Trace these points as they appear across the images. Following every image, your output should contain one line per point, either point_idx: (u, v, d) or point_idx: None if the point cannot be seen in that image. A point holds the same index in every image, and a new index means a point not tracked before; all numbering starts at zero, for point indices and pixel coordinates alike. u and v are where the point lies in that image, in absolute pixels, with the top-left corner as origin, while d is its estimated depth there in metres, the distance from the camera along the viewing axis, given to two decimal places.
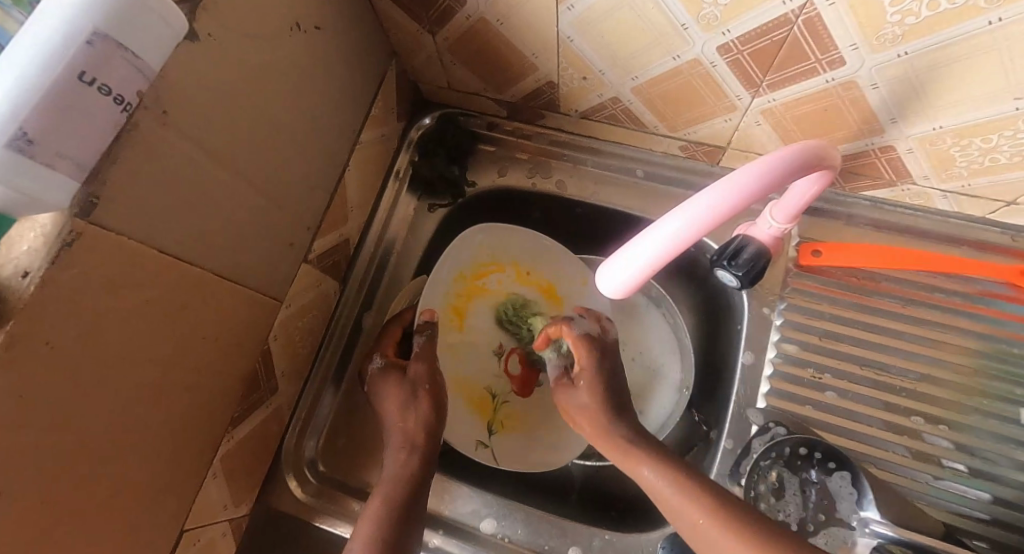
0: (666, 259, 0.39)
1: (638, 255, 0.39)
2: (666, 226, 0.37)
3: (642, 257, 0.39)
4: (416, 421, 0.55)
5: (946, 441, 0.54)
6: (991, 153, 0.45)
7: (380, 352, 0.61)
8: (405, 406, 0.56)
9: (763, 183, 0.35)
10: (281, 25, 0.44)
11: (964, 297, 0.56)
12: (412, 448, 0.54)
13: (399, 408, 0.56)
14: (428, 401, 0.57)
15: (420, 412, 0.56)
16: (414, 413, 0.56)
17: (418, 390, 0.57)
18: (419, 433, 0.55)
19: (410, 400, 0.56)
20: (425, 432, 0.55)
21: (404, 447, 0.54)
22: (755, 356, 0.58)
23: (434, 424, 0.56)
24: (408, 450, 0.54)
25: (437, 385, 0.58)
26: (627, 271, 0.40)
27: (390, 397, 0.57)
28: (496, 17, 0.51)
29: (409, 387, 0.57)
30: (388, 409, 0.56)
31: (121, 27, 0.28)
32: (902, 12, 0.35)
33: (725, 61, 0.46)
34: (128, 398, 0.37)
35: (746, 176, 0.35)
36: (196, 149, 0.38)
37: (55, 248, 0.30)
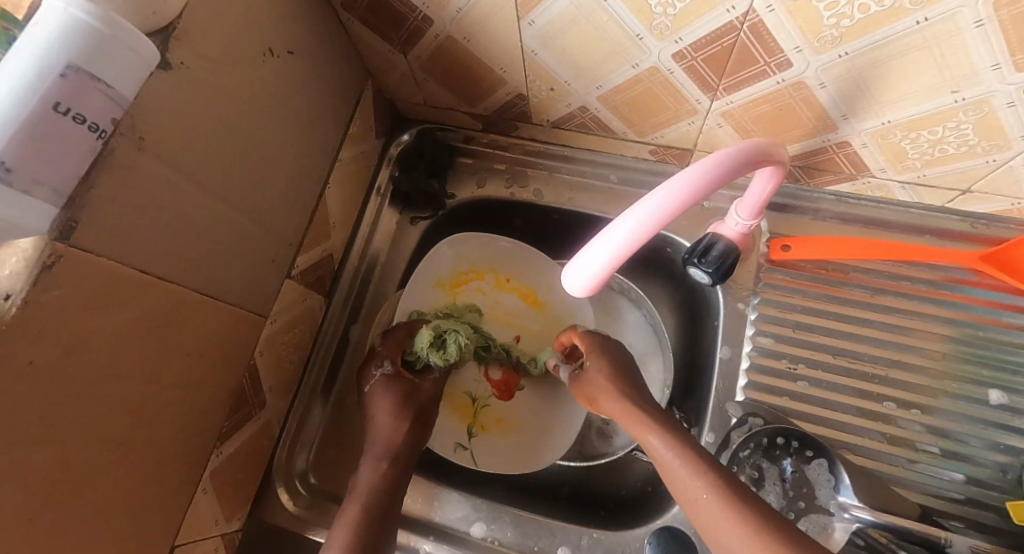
0: (629, 253, 0.40)
1: (599, 253, 0.40)
2: (636, 217, 0.38)
3: (613, 248, 0.39)
4: (394, 432, 0.56)
5: (919, 425, 0.55)
6: (938, 144, 0.47)
7: (386, 355, 0.60)
8: (394, 413, 0.57)
9: (714, 179, 0.37)
10: (254, 52, 0.45)
11: (931, 284, 0.58)
12: (391, 456, 0.56)
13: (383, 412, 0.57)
14: (410, 413, 0.58)
15: (400, 423, 0.57)
16: (399, 424, 0.57)
17: (405, 401, 0.58)
18: (403, 444, 0.56)
19: (394, 410, 0.57)
20: (401, 444, 0.56)
21: (381, 456, 0.55)
22: (732, 350, 0.60)
23: (410, 437, 0.57)
24: (387, 459, 0.55)
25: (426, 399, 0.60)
26: (590, 269, 0.41)
27: (382, 407, 0.57)
28: (462, 35, 0.53)
29: (401, 394, 0.58)
30: (378, 413, 0.57)
31: (91, 58, 0.30)
32: (837, 15, 0.38)
33: (682, 67, 0.48)
34: (114, 414, 0.39)
35: (694, 174, 0.37)
36: (174, 171, 0.40)
37: (36, 270, 0.31)
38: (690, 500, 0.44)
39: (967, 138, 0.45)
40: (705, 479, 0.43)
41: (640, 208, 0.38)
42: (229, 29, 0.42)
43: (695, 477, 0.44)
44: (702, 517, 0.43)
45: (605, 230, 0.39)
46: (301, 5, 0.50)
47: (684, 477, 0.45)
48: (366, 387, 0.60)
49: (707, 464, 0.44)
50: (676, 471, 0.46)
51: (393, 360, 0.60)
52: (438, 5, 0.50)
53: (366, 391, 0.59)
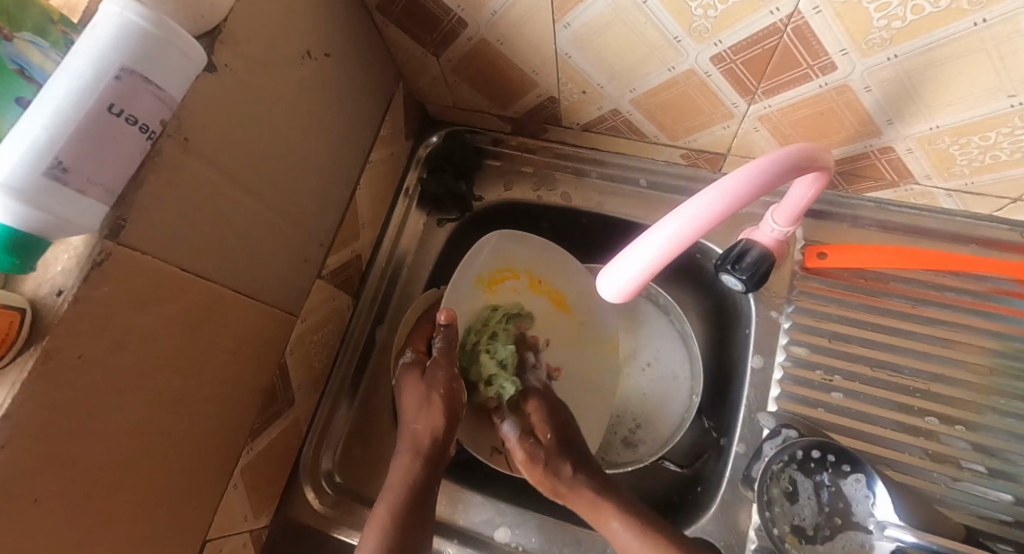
0: (666, 261, 0.39)
1: (635, 259, 0.39)
2: (673, 224, 0.37)
3: (649, 254, 0.39)
4: (425, 427, 0.56)
5: (963, 442, 0.53)
6: (990, 150, 0.45)
7: (411, 346, 0.62)
8: (420, 408, 0.57)
9: (756, 186, 0.36)
10: (293, 54, 0.46)
11: (976, 295, 0.56)
12: (417, 450, 0.56)
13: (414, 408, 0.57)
14: (440, 409, 0.57)
15: (431, 418, 0.57)
16: (422, 417, 0.56)
17: (433, 395, 0.57)
18: (426, 438, 0.56)
19: (423, 404, 0.57)
20: (431, 440, 0.56)
21: (409, 452, 0.56)
22: (764, 360, 0.58)
23: (444, 430, 0.57)
24: (412, 454, 0.56)
25: (455, 392, 0.58)
26: (626, 276, 0.40)
27: (410, 395, 0.58)
28: (496, 37, 0.53)
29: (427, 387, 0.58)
30: (406, 402, 0.58)
31: (144, 61, 0.31)
32: (888, 17, 0.36)
33: (720, 70, 0.47)
34: (154, 410, 0.39)
35: (734, 183, 0.36)
36: (215, 171, 0.40)
37: (87, 266, 0.32)
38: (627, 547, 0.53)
39: (1021, 144, 0.43)
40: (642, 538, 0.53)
41: (677, 215, 0.37)
42: (270, 31, 0.43)
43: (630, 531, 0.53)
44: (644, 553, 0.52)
45: (641, 236, 0.39)
46: (339, 9, 0.51)
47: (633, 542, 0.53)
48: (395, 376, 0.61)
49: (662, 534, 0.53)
50: (631, 546, 0.53)
51: (416, 349, 0.62)
52: (474, 7, 0.50)
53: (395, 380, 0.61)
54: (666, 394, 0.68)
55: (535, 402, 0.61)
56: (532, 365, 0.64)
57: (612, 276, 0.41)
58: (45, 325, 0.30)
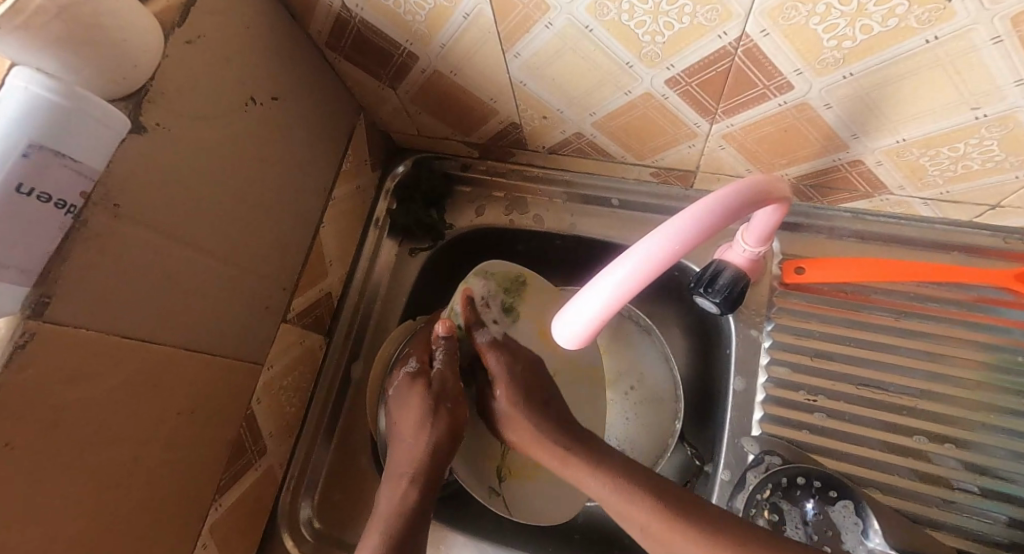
0: (620, 304, 0.37)
1: (589, 304, 0.38)
2: (622, 268, 0.35)
3: (601, 298, 0.37)
4: (423, 446, 0.54)
5: (954, 461, 0.51)
6: (961, 160, 0.43)
7: (414, 354, 0.59)
8: (421, 425, 0.54)
9: (706, 225, 0.34)
10: (234, 102, 0.44)
11: (960, 305, 0.54)
12: (411, 475, 0.54)
13: (411, 427, 0.55)
14: (446, 422, 0.55)
15: (436, 432, 0.54)
16: (426, 434, 0.54)
17: (434, 409, 0.55)
18: (424, 460, 0.54)
19: (424, 422, 0.54)
20: (428, 460, 0.54)
21: (406, 474, 0.54)
22: (746, 382, 0.57)
23: (444, 447, 0.55)
24: (409, 478, 0.54)
25: (461, 406, 0.57)
26: (578, 322, 0.39)
27: (410, 411, 0.55)
28: (448, 68, 0.52)
29: (432, 402, 0.55)
30: (407, 418, 0.55)
31: (52, 134, 0.30)
32: (837, 37, 0.35)
33: (676, 92, 0.45)
34: (105, 483, 0.38)
35: (681, 224, 0.34)
36: (155, 233, 0.39)
37: (8, 350, 0.30)
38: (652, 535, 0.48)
39: (991, 154, 0.42)
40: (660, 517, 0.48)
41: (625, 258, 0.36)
42: (207, 83, 0.41)
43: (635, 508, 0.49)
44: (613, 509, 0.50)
45: (593, 280, 0.37)
46: (283, 50, 0.49)
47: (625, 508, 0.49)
48: (393, 390, 0.58)
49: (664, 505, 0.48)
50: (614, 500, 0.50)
51: (420, 357, 0.59)
52: (422, 41, 0.49)
53: (393, 394, 0.58)
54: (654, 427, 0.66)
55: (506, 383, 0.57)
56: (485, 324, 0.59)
57: (569, 320, 0.40)
58: None
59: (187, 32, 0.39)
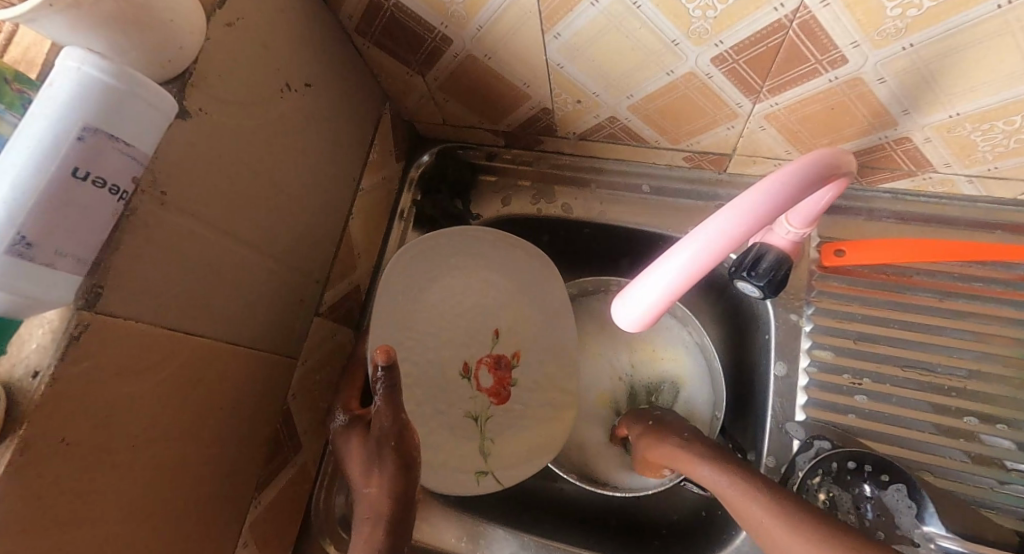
0: (701, 271, 0.35)
1: (672, 266, 0.35)
2: (714, 224, 0.33)
3: (686, 259, 0.34)
4: (384, 488, 0.42)
5: (1007, 441, 0.50)
6: (1015, 134, 0.42)
7: (344, 405, 0.53)
8: (369, 467, 0.44)
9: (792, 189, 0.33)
10: (270, 89, 0.43)
11: (1005, 284, 0.53)
12: (376, 520, 0.42)
13: (365, 470, 0.44)
14: (394, 462, 0.43)
15: (385, 475, 0.43)
16: (375, 478, 0.43)
17: (378, 446, 0.43)
18: (384, 503, 0.42)
19: (373, 459, 0.43)
20: (393, 502, 0.42)
21: (367, 521, 0.42)
22: (788, 366, 0.56)
23: (404, 487, 0.43)
24: (372, 520, 0.42)
25: (411, 436, 0.44)
26: (653, 292, 0.37)
27: (354, 458, 0.46)
28: (482, 51, 0.50)
29: (374, 444, 0.44)
30: (351, 466, 0.46)
31: (107, 118, 0.29)
32: (902, 5, 0.34)
33: (721, 71, 0.44)
34: (152, 480, 0.37)
35: (768, 191, 0.33)
36: (200, 223, 0.38)
37: (63, 343, 0.29)
38: (750, 524, 0.43)
39: None
40: (760, 504, 0.42)
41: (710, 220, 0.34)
42: (245, 70, 0.40)
43: (753, 504, 0.43)
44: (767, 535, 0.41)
45: (675, 244, 0.35)
46: (314, 37, 0.48)
47: (733, 492, 0.45)
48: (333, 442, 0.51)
49: (758, 482, 0.44)
50: (729, 495, 0.45)
51: (349, 411, 0.52)
52: (459, 23, 0.47)
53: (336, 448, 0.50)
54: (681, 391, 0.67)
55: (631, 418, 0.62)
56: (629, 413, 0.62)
57: (645, 287, 0.37)
58: (23, 412, 0.28)
59: (227, 15, 0.38)
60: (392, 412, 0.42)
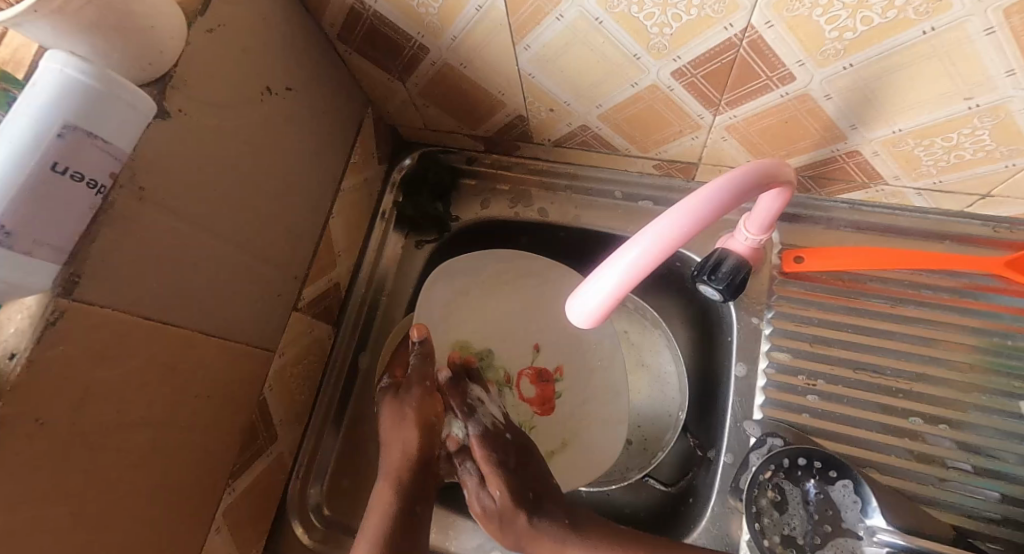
0: (645, 271, 0.37)
1: (619, 267, 0.38)
2: (657, 229, 0.36)
3: (631, 260, 0.37)
4: (403, 448, 0.55)
5: (950, 441, 0.53)
6: (954, 150, 0.45)
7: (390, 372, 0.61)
8: (397, 422, 0.56)
9: (730, 197, 0.36)
10: (250, 92, 0.45)
11: (954, 292, 0.56)
12: (399, 468, 0.54)
13: (390, 429, 0.57)
14: (414, 423, 0.56)
15: (404, 433, 0.55)
16: (402, 433, 0.55)
17: (406, 409, 0.56)
18: (407, 451, 0.55)
19: (398, 420, 0.56)
20: (409, 463, 0.54)
21: (388, 476, 0.54)
22: (748, 367, 0.58)
23: (421, 446, 0.55)
24: (393, 476, 0.54)
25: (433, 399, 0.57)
26: (601, 292, 0.39)
27: (387, 419, 0.57)
28: (459, 60, 0.53)
29: (403, 407, 0.57)
30: (383, 428, 0.57)
31: (87, 117, 0.31)
32: (839, 28, 0.36)
33: (682, 84, 0.47)
34: (126, 463, 0.39)
35: (708, 197, 0.35)
36: (178, 218, 0.40)
37: (40, 327, 0.31)
38: None
39: (983, 143, 0.43)
40: None
41: (655, 223, 0.36)
42: (225, 73, 0.42)
43: None
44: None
45: (623, 245, 0.38)
46: (296, 42, 0.50)
47: None
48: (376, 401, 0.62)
49: None
50: None
51: (393, 375, 0.61)
52: (434, 33, 0.50)
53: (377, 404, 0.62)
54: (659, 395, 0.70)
55: (484, 449, 0.57)
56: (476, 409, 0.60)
57: (599, 285, 0.40)
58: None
59: (208, 21, 0.39)
60: (421, 379, 0.57)
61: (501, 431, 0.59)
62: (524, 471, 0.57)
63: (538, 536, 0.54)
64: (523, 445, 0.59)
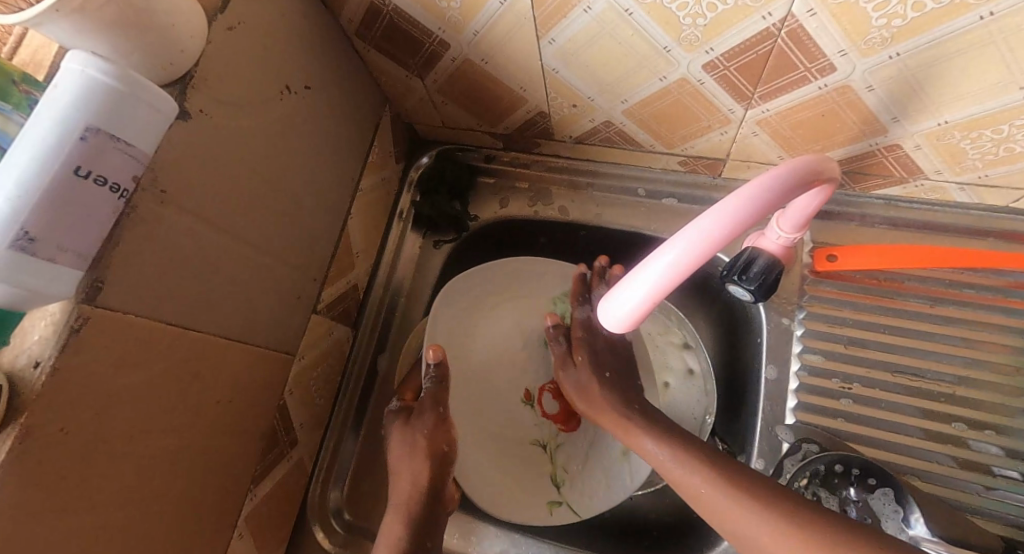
0: (687, 269, 0.36)
1: (659, 266, 0.36)
2: (700, 226, 0.34)
3: (672, 259, 0.35)
4: (413, 480, 0.53)
5: (995, 447, 0.51)
6: (1004, 142, 0.42)
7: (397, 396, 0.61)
8: (406, 458, 0.54)
9: (777, 192, 0.34)
10: (270, 92, 0.44)
11: (997, 292, 0.53)
12: (409, 506, 0.52)
13: (400, 460, 0.55)
14: (424, 453, 0.54)
15: (414, 464, 0.54)
16: (410, 468, 0.54)
17: (417, 438, 0.55)
18: (414, 485, 0.53)
19: (408, 452, 0.55)
20: (420, 496, 0.53)
21: (398, 507, 0.53)
22: (778, 370, 0.57)
23: (432, 478, 0.54)
24: (405, 511, 0.52)
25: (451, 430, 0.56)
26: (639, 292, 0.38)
27: (394, 446, 0.56)
28: (480, 56, 0.51)
29: (411, 437, 0.55)
30: (393, 458, 0.56)
31: (110, 120, 0.30)
32: (887, 15, 0.34)
33: (713, 77, 0.45)
34: (149, 471, 0.38)
35: (756, 192, 0.33)
36: (200, 222, 0.39)
37: (64, 334, 0.30)
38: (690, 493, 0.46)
39: None
40: (704, 477, 0.45)
41: (698, 220, 0.34)
42: (245, 72, 0.41)
43: (693, 475, 0.46)
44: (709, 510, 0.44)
45: (663, 244, 0.36)
46: (315, 41, 0.49)
47: (682, 475, 0.47)
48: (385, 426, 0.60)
49: (720, 462, 0.46)
50: (674, 473, 0.48)
51: (403, 399, 0.60)
52: (455, 29, 0.48)
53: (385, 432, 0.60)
54: (682, 392, 0.67)
55: (584, 351, 0.59)
56: (589, 295, 0.63)
57: (636, 285, 0.38)
58: (23, 402, 0.29)
59: (227, 19, 0.39)
60: (434, 405, 0.56)
61: (567, 339, 0.61)
62: (625, 367, 0.59)
63: (635, 432, 0.53)
64: (629, 358, 0.61)
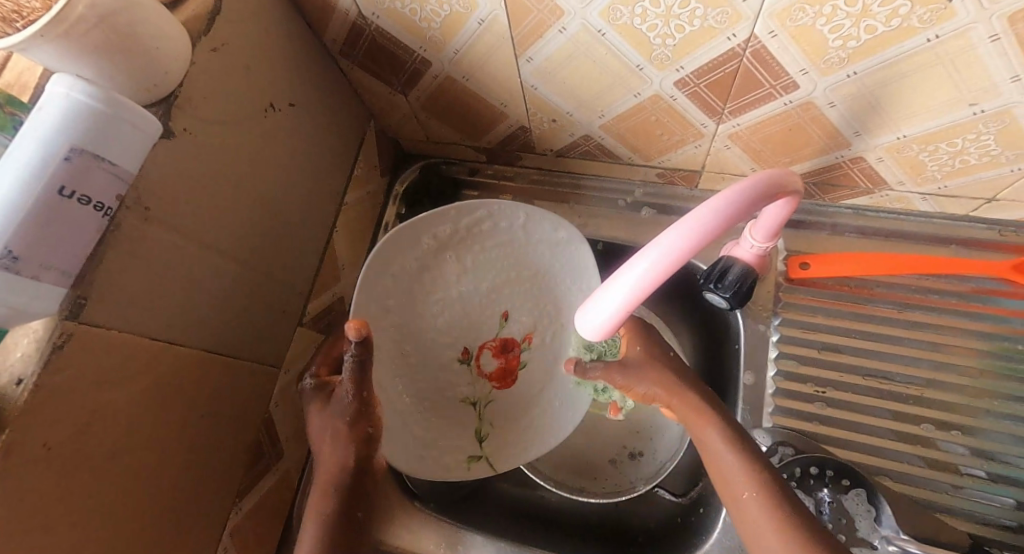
0: (660, 277, 0.37)
1: (633, 274, 0.37)
2: (671, 235, 0.35)
3: (646, 266, 0.36)
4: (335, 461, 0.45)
5: (962, 447, 0.53)
6: (959, 155, 0.45)
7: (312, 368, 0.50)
8: (329, 441, 0.45)
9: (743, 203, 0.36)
10: (254, 110, 0.45)
11: (962, 297, 0.56)
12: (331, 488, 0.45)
13: (320, 437, 0.45)
14: (351, 437, 0.45)
15: (339, 448, 0.45)
16: (329, 448, 0.45)
17: (337, 424, 0.44)
18: (340, 471, 0.45)
19: (330, 433, 0.45)
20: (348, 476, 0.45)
21: (318, 488, 0.45)
22: (756, 376, 0.58)
23: (362, 458, 0.45)
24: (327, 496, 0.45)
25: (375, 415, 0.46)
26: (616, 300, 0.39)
27: (315, 425, 0.46)
28: (461, 73, 0.53)
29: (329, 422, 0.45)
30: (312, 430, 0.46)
31: (94, 141, 0.31)
32: (843, 37, 0.36)
33: (685, 93, 0.47)
34: (132, 485, 0.38)
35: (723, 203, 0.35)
36: (184, 238, 0.39)
37: (47, 351, 0.31)
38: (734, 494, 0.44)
39: (989, 148, 0.43)
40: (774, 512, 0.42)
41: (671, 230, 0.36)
42: (229, 91, 0.42)
43: (765, 505, 0.42)
44: (749, 516, 0.43)
45: (637, 253, 0.37)
46: (298, 59, 0.50)
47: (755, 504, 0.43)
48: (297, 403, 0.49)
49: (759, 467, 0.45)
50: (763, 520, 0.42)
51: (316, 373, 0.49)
52: (436, 47, 0.50)
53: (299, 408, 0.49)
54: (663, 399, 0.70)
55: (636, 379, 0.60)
56: None
57: (613, 293, 0.39)
58: (5, 419, 0.29)
59: (211, 40, 0.40)
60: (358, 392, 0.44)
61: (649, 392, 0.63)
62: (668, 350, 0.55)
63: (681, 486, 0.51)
64: None
